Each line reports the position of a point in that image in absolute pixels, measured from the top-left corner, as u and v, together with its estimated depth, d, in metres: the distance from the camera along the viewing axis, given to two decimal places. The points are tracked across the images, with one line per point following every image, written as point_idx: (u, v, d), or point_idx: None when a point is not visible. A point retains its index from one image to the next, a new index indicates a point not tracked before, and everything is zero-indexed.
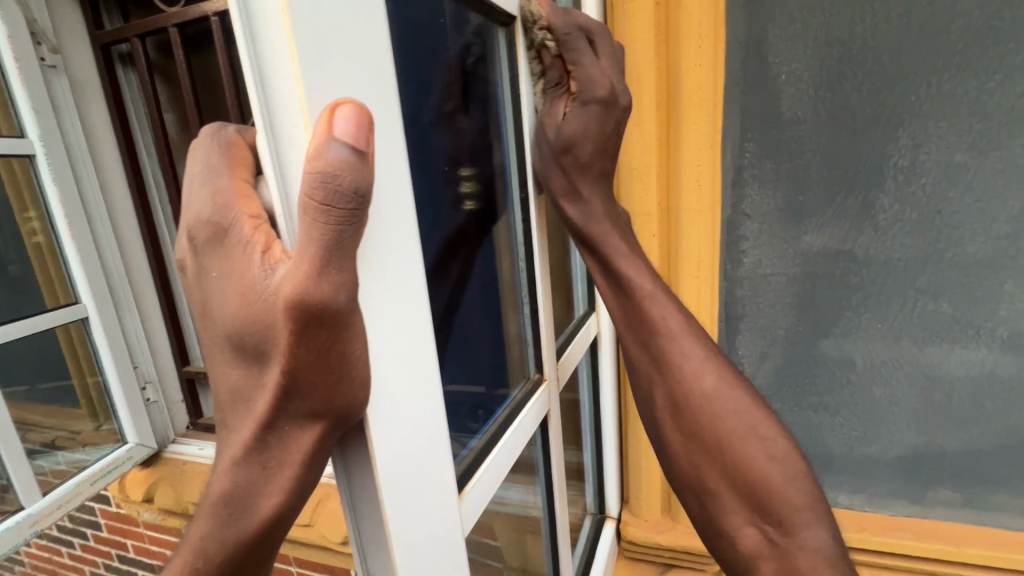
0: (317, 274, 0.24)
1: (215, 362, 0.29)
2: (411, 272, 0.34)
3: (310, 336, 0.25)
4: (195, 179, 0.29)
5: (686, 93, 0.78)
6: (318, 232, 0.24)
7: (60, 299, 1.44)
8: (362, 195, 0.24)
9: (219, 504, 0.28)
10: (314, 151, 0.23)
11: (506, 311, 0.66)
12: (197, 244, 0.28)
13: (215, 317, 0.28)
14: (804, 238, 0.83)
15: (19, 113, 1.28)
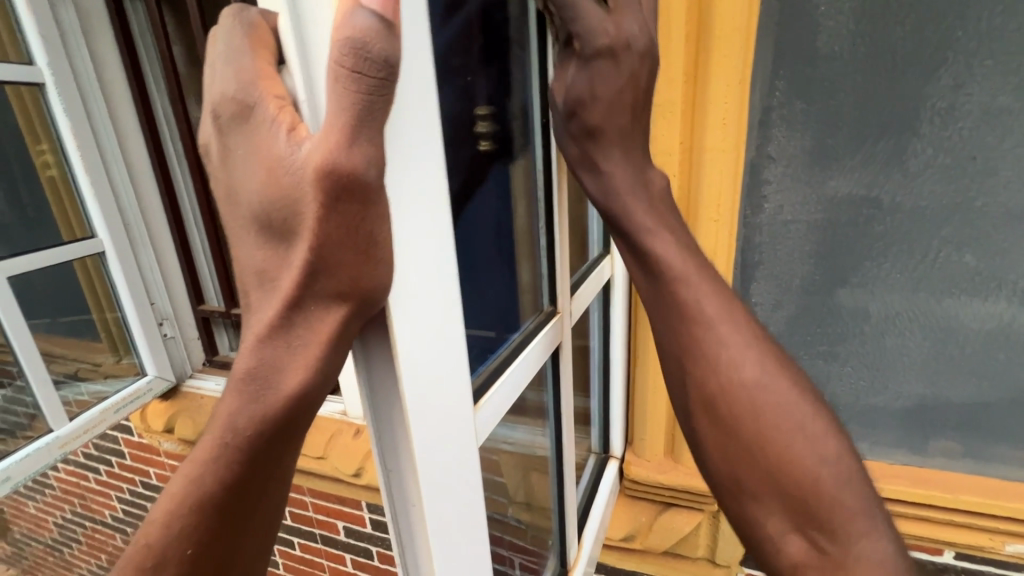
0: (347, 145, 0.24)
1: (245, 246, 0.30)
2: (434, 175, 0.34)
3: (338, 212, 0.26)
4: (217, 59, 0.29)
5: (718, 21, 0.74)
6: (347, 100, 0.24)
7: (77, 233, 1.45)
8: (391, 65, 0.24)
9: (247, 378, 0.31)
10: (344, 19, 0.23)
11: (522, 261, 0.66)
12: (222, 124, 0.29)
13: (244, 198, 0.29)
14: (829, 183, 0.81)
15: (27, 40, 1.26)
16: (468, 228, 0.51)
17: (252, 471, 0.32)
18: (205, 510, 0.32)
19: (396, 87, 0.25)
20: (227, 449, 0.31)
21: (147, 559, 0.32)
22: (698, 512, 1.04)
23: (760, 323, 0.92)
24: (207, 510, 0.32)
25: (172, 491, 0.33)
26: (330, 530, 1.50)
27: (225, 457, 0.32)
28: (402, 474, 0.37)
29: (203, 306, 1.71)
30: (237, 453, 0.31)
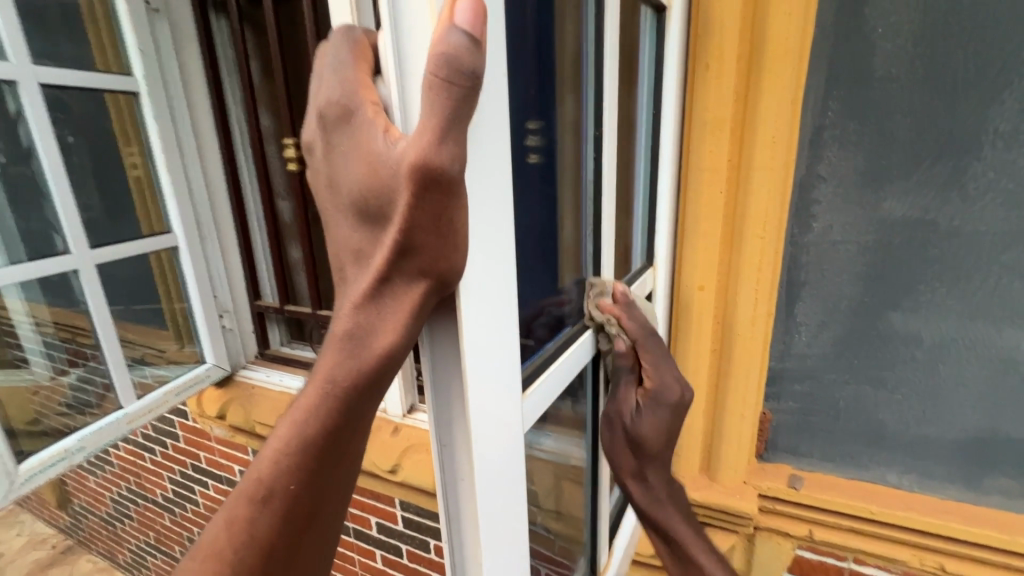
0: (437, 143, 0.29)
1: (342, 227, 0.35)
2: (501, 178, 0.38)
3: (426, 201, 0.30)
4: (323, 68, 0.34)
5: (771, 41, 0.75)
6: (439, 104, 0.29)
7: (156, 227, 1.59)
8: (475, 80, 0.29)
9: (345, 339, 0.35)
10: (442, 40, 0.28)
11: (568, 273, 0.69)
12: (327, 125, 0.34)
13: (344, 188, 0.33)
14: (882, 205, 0.80)
15: (129, 54, 1.42)
16: (521, 233, 0.54)
17: (344, 420, 0.37)
18: (307, 449, 0.37)
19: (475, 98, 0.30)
20: (327, 399, 0.36)
21: (260, 488, 0.38)
22: (733, 533, 0.98)
23: (805, 344, 0.91)
24: (310, 451, 0.37)
25: (280, 434, 0.38)
26: (363, 525, 1.55)
27: (326, 406, 0.36)
28: (455, 448, 0.40)
29: (259, 301, 1.82)
30: (334, 404, 0.36)
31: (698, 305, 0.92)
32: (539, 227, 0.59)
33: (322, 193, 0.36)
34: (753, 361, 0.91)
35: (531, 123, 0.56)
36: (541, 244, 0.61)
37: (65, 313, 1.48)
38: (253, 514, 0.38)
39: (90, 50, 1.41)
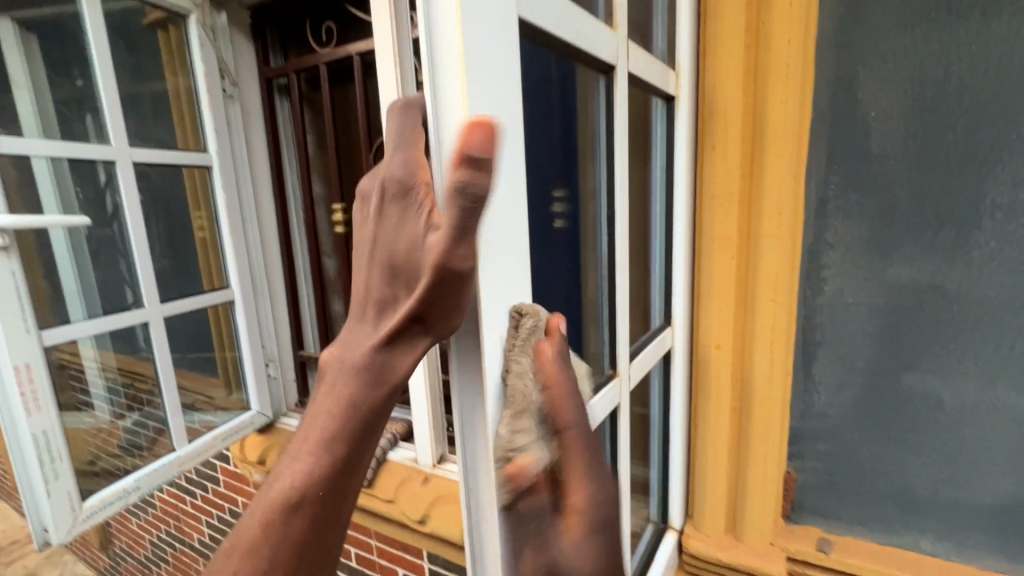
0: (456, 243, 0.41)
1: (376, 276, 0.46)
2: (513, 256, 0.51)
3: (441, 284, 0.42)
4: (389, 145, 0.45)
5: (771, 123, 0.83)
6: (455, 209, 0.39)
7: (216, 282, 1.75)
8: (482, 199, 0.39)
9: (367, 371, 0.47)
10: (457, 168, 0.38)
11: (590, 328, 0.76)
12: (384, 193, 0.44)
13: (388, 246, 0.45)
14: (890, 270, 0.84)
15: (205, 132, 1.63)
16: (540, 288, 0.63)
17: (362, 433, 0.48)
18: (336, 461, 0.46)
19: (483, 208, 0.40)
20: (354, 416, 0.46)
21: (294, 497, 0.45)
22: None
23: (825, 403, 0.93)
24: (335, 461, 0.46)
25: (306, 449, 0.47)
26: None
27: (348, 423, 0.46)
28: (478, 472, 0.51)
29: (302, 350, 1.95)
30: (355, 420, 0.47)
31: (716, 364, 0.96)
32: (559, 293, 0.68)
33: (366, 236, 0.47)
34: (774, 417, 0.94)
35: (558, 191, 0.67)
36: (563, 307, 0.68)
37: (129, 360, 1.62)
38: (285, 519, 0.45)
39: (173, 130, 1.63)
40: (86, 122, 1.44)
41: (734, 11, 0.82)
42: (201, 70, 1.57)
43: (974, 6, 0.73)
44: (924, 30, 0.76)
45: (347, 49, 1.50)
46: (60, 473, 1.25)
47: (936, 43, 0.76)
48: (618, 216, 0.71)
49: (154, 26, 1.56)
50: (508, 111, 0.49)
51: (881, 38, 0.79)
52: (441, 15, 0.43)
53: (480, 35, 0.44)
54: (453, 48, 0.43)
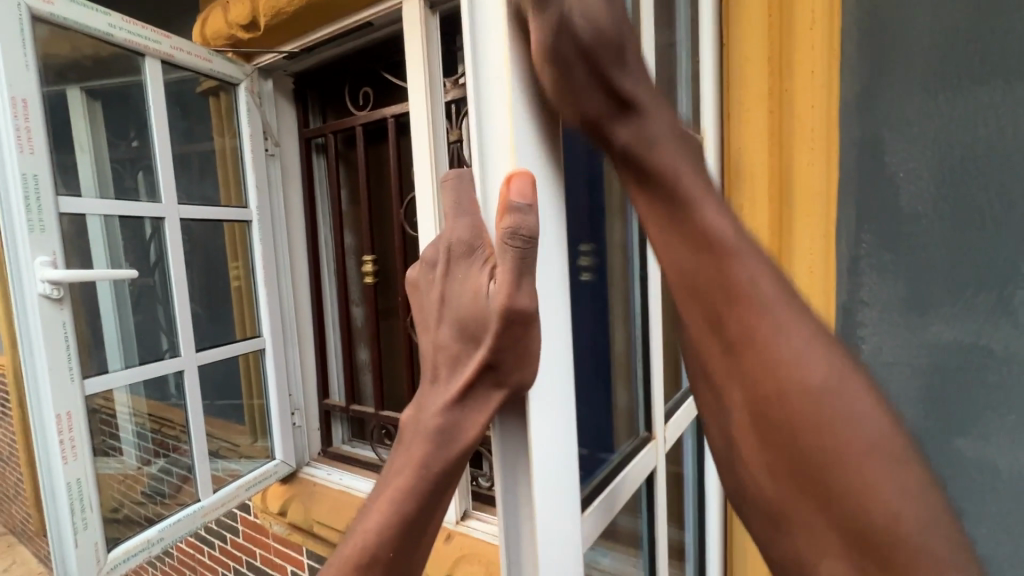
0: (515, 290, 0.40)
1: (446, 336, 0.46)
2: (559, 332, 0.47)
3: (509, 331, 0.41)
4: (450, 208, 0.45)
5: (799, 185, 0.87)
6: (508, 255, 0.40)
7: (248, 331, 1.81)
8: (535, 237, 0.40)
9: (436, 436, 0.48)
10: (505, 213, 0.40)
11: (621, 388, 0.75)
12: (450, 254, 0.45)
13: (449, 305, 0.45)
14: (931, 329, 0.82)
15: (248, 190, 1.73)
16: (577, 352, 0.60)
17: (431, 494, 0.50)
18: (402, 521, 0.51)
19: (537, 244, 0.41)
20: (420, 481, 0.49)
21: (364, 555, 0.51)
22: None
23: None
24: (404, 521, 0.51)
25: (380, 506, 0.52)
26: None
27: (418, 488, 0.49)
28: (521, 547, 0.46)
29: (327, 400, 1.96)
30: (426, 483, 0.49)
31: None
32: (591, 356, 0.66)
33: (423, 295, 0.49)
34: None
35: (586, 245, 0.63)
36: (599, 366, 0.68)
37: (161, 407, 1.58)
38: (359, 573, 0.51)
39: (218, 187, 1.73)
40: (137, 177, 1.52)
41: (758, 80, 0.87)
42: (246, 133, 1.69)
43: (997, 72, 0.75)
44: (947, 95, 0.78)
45: (383, 112, 1.59)
46: (88, 523, 1.25)
47: (961, 107, 0.77)
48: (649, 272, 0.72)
49: (207, 94, 1.70)
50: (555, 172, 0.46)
51: (904, 103, 0.81)
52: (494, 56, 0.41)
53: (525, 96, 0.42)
54: (505, 106, 0.41)
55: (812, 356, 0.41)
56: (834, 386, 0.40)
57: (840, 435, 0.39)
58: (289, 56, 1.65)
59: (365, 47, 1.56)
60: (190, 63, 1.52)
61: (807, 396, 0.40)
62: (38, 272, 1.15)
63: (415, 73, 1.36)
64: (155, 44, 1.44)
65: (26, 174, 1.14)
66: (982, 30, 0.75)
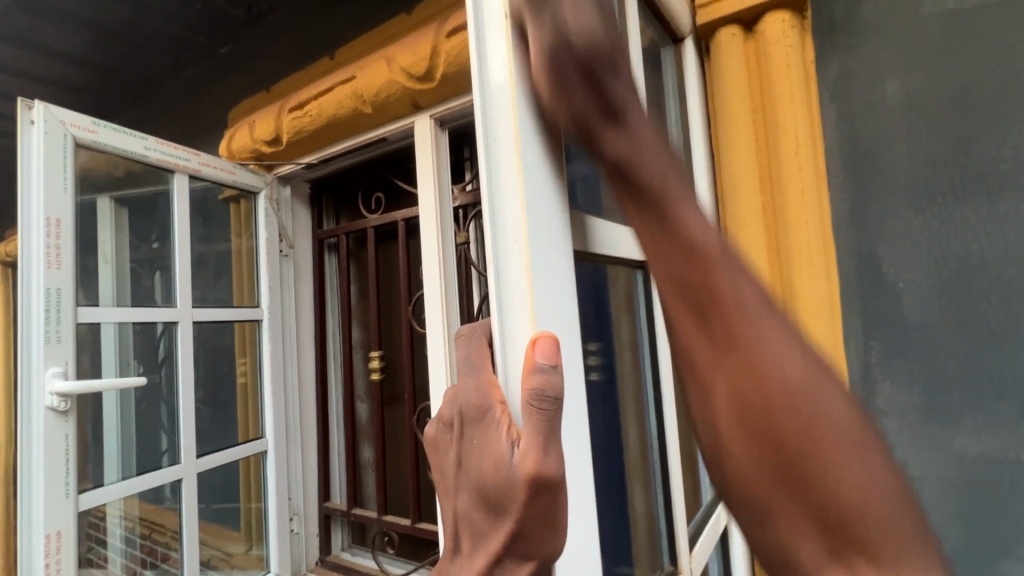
0: (542, 458, 0.38)
1: (466, 502, 0.44)
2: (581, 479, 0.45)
3: (537, 502, 0.39)
4: (462, 373, 0.46)
5: (802, 296, 0.86)
6: (535, 418, 0.38)
7: (251, 432, 1.76)
8: (560, 398, 0.38)
9: None
10: (530, 374, 0.39)
11: (637, 491, 0.73)
12: (464, 416, 0.44)
13: (471, 470, 0.43)
14: (955, 441, 0.80)
15: (260, 289, 1.78)
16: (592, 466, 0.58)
17: None
18: None
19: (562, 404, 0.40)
20: None
21: None
22: None
23: None
24: None
25: None
26: None
27: None
28: None
29: (328, 503, 1.87)
30: None
31: None
32: (606, 468, 0.64)
33: (448, 465, 0.46)
34: None
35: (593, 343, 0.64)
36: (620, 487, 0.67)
37: (154, 510, 1.50)
38: None
39: (231, 287, 1.77)
40: (154, 277, 1.56)
41: (750, 196, 0.90)
42: (263, 235, 1.77)
43: (977, 191, 0.79)
44: (935, 210, 0.81)
45: (394, 215, 1.67)
46: None
47: (949, 221, 0.81)
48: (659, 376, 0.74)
49: (228, 201, 1.79)
50: (569, 312, 0.47)
51: (894, 216, 0.84)
52: (502, 183, 0.44)
53: (543, 233, 0.45)
54: (517, 245, 0.43)
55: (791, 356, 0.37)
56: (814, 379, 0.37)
57: (812, 412, 0.36)
58: (308, 166, 1.76)
59: (379, 158, 1.68)
60: (215, 176, 1.63)
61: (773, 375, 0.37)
62: (49, 383, 1.16)
63: (425, 183, 1.44)
64: (185, 161, 1.55)
65: (50, 288, 1.18)
66: (958, 155, 0.80)
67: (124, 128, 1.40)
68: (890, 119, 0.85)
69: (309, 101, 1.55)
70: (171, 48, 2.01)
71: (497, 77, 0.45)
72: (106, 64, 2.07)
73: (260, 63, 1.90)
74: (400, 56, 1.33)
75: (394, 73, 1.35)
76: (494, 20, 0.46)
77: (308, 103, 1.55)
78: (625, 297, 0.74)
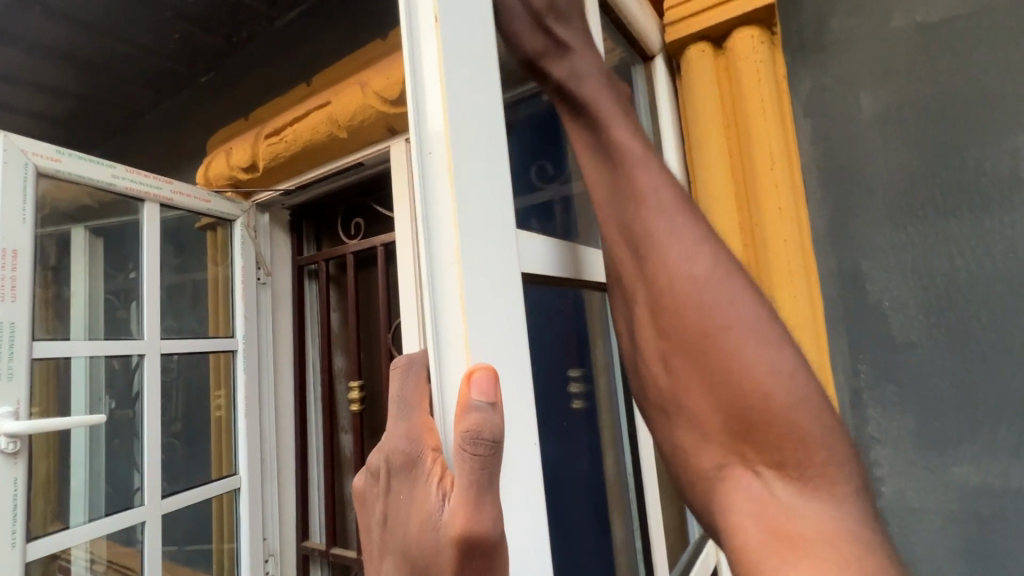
0: (478, 512, 0.36)
1: (390, 569, 0.40)
2: (528, 514, 0.44)
3: (469, 566, 0.36)
4: (393, 411, 0.43)
5: (785, 318, 0.81)
6: (468, 468, 0.36)
7: (224, 469, 1.67)
8: (497, 441, 0.36)
9: None
10: (464, 415, 0.36)
11: (617, 523, 0.69)
12: (391, 466, 0.41)
13: (398, 528, 0.39)
14: (953, 471, 0.75)
15: (235, 318, 1.72)
16: (555, 495, 0.55)
17: None
18: None
19: (501, 449, 0.37)
20: None
21: None
22: None
23: None
24: None
25: None
26: None
27: None
28: None
29: (306, 541, 1.77)
30: None
31: None
32: (590, 505, 0.64)
33: (375, 521, 0.43)
34: None
35: (574, 373, 0.63)
36: (591, 519, 0.63)
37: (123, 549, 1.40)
38: None
39: (207, 317, 1.71)
40: (130, 309, 1.51)
41: (727, 215, 0.87)
42: (240, 262, 1.72)
43: (960, 205, 0.76)
44: (917, 226, 0.78)
45: (373, 240, 1.63)
46: None
47: (933, 238, 0.77)
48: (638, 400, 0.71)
49: (205, 229, 1.75)
50: (514, 360, 0.45)
51: (875, 233, 0.81)
52: (440, 231, 0.41)
53: (484, 283, 0.42)
54: (456, 295, 0.40)
55: (742, 304, 0.44)
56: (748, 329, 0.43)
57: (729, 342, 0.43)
58: (286, 192, 1.73)
59: (356, 182, 1.64)
60: (188, 205, 1.59)
61: (724, 312, 0.43)
62: None
63: (401, 207, 1.42)
64: (156, 189, 1.51)
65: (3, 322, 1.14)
66: (937, 167, 0.77)
67: (91, 156, 1.37)
68: (867, 133, 0.82)
69: (285, 127, 1.52)
70: (151, 79, 2.00)
71: (434, 125, 0.42)
72: (87, 95, 2.06)
73: (240, 91, 1.88)
74: (373, 80, 1.31)
75: (368, 97, 1.32)
76: (431, 64, 0.42)
77: (283, 129, 1.52)
78: (598, 324, 0.70)
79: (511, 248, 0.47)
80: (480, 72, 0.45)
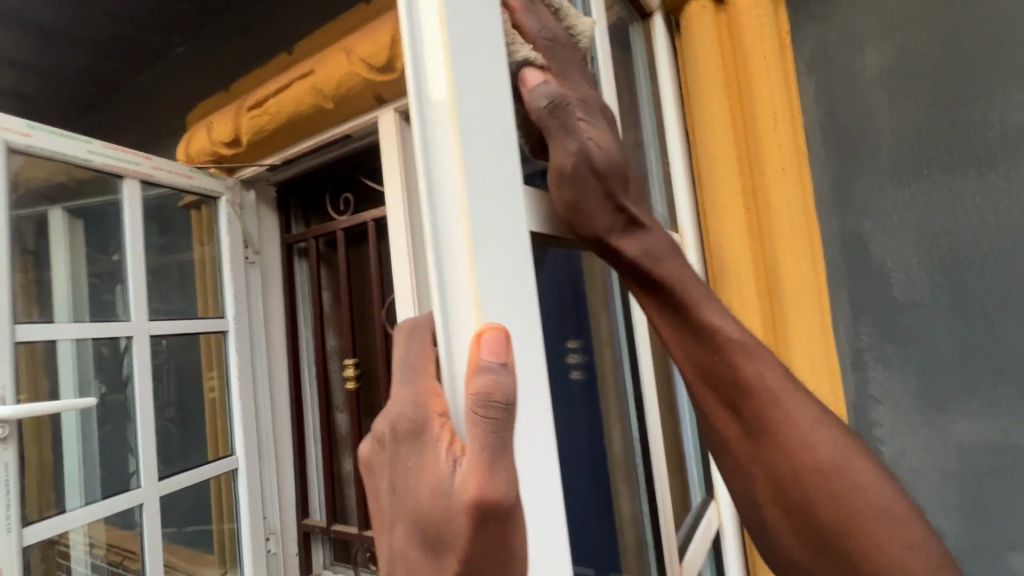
0: (492, 479, 0.34)
1: (401, 539, 0.39)
2: (542, 476, 0.43)
3: (485, 534, 0.35)
4: (398, 375, 0.42)
5: (785, 279, 0.82)
6: (481, 432, 0.34)
7: (221, 450, 1.65)
8: (511, 403, 0.34)
9: None
10: (475, 375, 0.35)
11: (623, 489, 0.69)
12: (397, 433, 0.39)
13: (407, 498, 0.38)
14: (953, 426, 0.76)
15: (225, 298, 1.68)
16: (566, 461, 0.54)
17: None
18: None
19: (515, 411, 0.35)
20: None
21: None
22: None
23: None
24: None
25: None
26: None
27: None
28: None
29: (308, 519, 1.78)
30: None
31: None
32: (596, 475, 0.62)
33: (383, 489, 0.41)
34: None
35: (570, 343, 0.60)
36: (600, 485, 0.63)
37: (121, 532, 1.39)
38: None
39: (196, 299, 1.67)
40: (115, 292, 1.46)
41: (730, 176, 0.85)
42: (226, 241, 1.67)
43: (966, 160, 0.75)
44: (922, 183, 0.77)
45: (362, 216, 1.60)
46: None
47: (937, 196, 0.76)
48: (644, 371, 0.70)
49: (189, 208, 1.69)
50: (524, 325, 0.43)
51: (880, 193, 0.80)
52: (444, 192, 0.39)
53: (492, 249, 0.40)
54: (465, 257, 0.38)
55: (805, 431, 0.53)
56: (820, 448, 0.53)
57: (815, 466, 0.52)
58: (271, 168, 1.67)
59: (345, 156, 1.60)
60: (170, 181, 1.53)
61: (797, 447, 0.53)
62: None
63: (392, 180, 1.37)
64: (135, 165, 1.45)
65: None
66: (943, 123, 0.76)
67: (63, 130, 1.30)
68: (873, 90, 0.80)
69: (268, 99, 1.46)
70: (125, 51, 1.90)
71: (438, 83, 0.39)
72: (58, 70, 1.96)
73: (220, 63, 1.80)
74: (358, 46, 1.25)
75: (355, 65, 1.27)
76: (431, 22, 0.40)
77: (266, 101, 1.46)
78: (601, 288, 0.69)
79: (517, 213, 0.44)
80: (478, 32, 0.43)
